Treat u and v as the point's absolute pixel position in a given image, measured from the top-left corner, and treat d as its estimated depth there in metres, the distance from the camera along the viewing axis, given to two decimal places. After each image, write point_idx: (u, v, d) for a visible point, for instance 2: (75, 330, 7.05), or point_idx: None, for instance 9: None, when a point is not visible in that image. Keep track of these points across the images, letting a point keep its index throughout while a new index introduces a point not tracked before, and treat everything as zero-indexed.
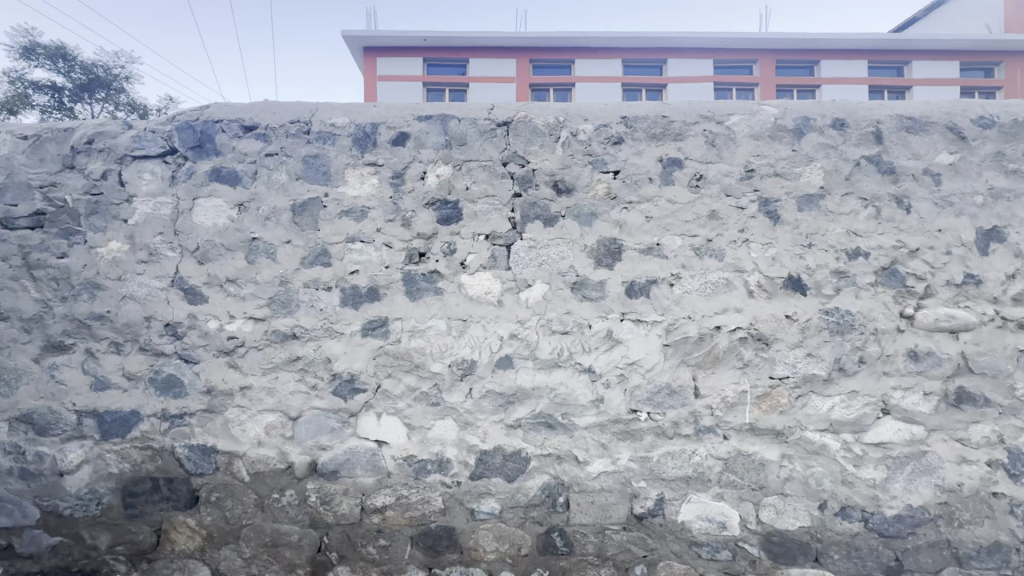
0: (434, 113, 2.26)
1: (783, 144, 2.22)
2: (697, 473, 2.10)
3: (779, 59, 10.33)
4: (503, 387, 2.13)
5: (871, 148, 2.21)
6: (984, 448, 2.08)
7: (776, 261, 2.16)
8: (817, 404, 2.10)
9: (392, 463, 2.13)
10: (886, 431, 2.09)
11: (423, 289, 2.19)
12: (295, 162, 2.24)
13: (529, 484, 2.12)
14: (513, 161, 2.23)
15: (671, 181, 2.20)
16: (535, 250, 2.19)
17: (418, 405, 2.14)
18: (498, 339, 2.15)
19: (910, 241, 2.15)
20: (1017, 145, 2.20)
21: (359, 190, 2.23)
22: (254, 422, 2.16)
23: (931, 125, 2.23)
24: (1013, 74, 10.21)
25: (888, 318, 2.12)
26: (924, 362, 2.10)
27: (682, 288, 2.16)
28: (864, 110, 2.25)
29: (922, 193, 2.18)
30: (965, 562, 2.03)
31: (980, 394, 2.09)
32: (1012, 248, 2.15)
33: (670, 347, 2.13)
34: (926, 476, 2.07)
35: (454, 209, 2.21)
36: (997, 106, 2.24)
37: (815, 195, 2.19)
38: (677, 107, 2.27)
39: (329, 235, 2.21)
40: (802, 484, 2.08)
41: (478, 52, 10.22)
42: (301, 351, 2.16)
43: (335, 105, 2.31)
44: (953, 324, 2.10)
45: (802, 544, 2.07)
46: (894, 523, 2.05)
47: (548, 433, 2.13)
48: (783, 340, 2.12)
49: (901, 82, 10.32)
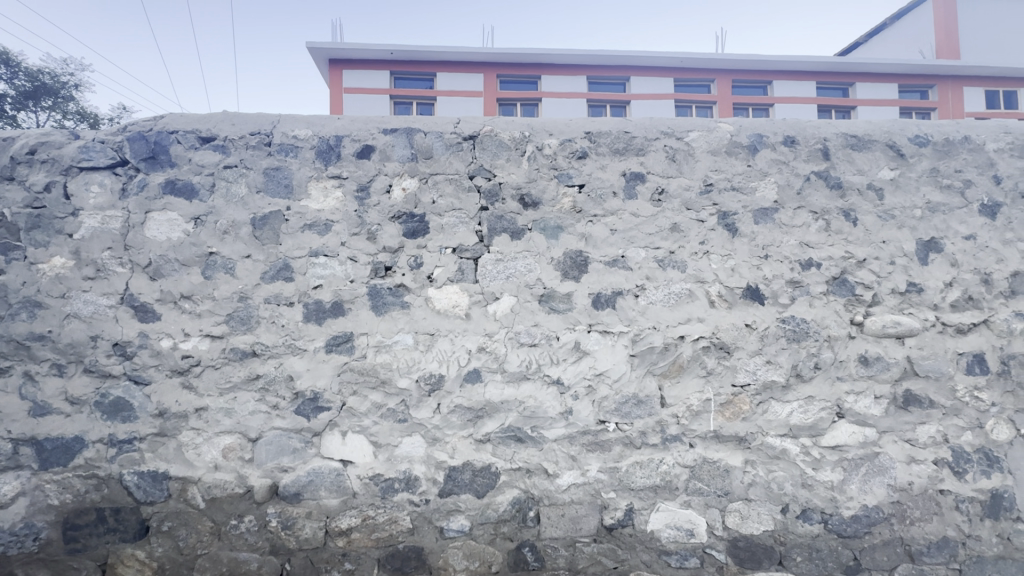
0: (399, 126, 2.25)
1: (739, 160, 2.32)
2: (665, 482, 2.13)
3: (735, 79, 10.78)
4: (472, 402, 2.11)
5: (820, 164, 2.33)
6: (930, 447, 2.19)
7: (735, 272, 2.24)
8: (777, 409, 2.17)
9: (357, 483, 2.07)
10: (842, 435, 2.17)
11: (389, 304, 2.15)
12: (255, 174, 2.19)
13: (499, 499, 2.10)
14: (479, 175, 2.24)
15: (634, 195, 2.26)
16: (502, 263, 2.20)
17: (384, 422, 2.09)
18: (466, 353, 2.13)
19: (857, 252, 2.27)
20: (949, 162, 2.37)
21: (322, 203, 2.19)
22: (210, 445, 2.06)
23: (872, 143, 2.37)
24: (945, 97, 11.00)
25: (839, 325, 2.22)
26: (874, 367, 2.20)
27: (647, 299, 2.20)
28: (813, 128, 2.37)
29: (867, 206, 2.31)
30: (918, 558, 2.12)
31: (925, 396, 2.21)
32: (949, 258, 2.30)
33: (636, 357, 2.16)
34: (880, 476, 2.16)
35: (420, 222, 2.19)
36: (930, 126, 2.41)
37: (770, 209, 2.28)
38: (639, 124, 2.34)
39: (291, 249, 2.15)
40: (764, 489, 2.13)
41: (445, 66, 10.24)
42: (261, 369, 2.09)
43: (298, 116, 2.27)
44: (898, 330, 2.22)
45: (767, 548, 2.12)
46: (851, 523, 2.13)
47: (517, 447, 2.12)
48: (743, 348, 2.18)
49: (847, 101, 10.94)
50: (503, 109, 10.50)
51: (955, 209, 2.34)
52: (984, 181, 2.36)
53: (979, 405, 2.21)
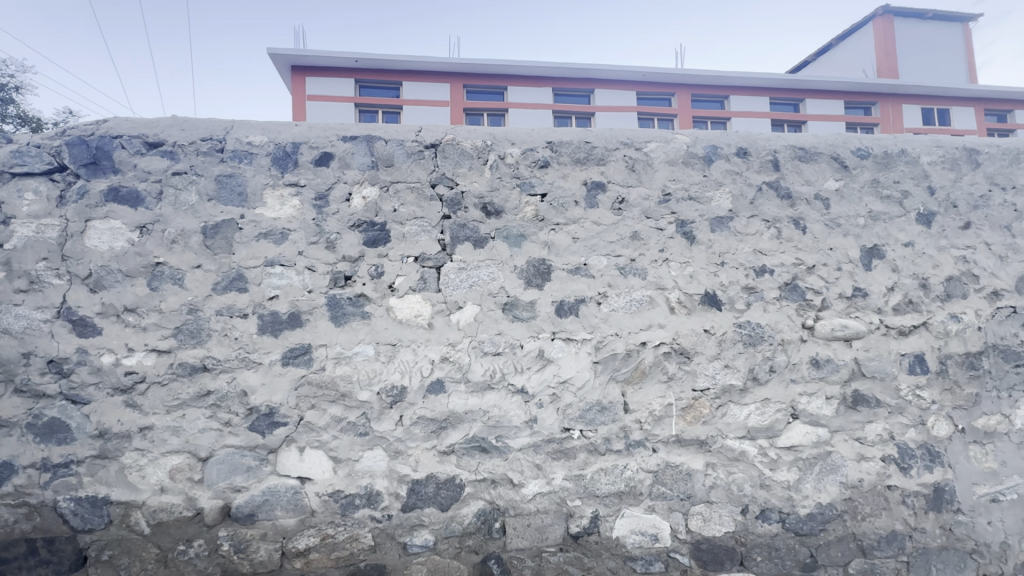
0: (359, 134, 2.22)
1: (695, 170, 2.39)
2: (629, 487, 2.14)
3: (694, 93, 11.15)
4: (435, 413, 2.08)
5: (770, 175, 2.43)
6: (878, 445, 2.28)
7: (694, 278, 2.29)
8: (735, 412, 2.23)
9: (316, 501, 2.00)
10: (796, 435, 2.25)
11: (349, 314, 2.10)
12: (207, 181, 2.11)
13: (464, 511, 2.06)
14: (441, 183, 2.23)
15: (595, 204, 2.30)
16: (465, 271, 2.19)
17: (344, 436, 2.03)
18: (429, 363, 2.10)
19: (807, 259, 2.37)
20: (889, 174, 2.52)
21: (279, 211, 2.13)
22: (156, 466, 1.94)
23: (819, 155, 2.49)
24: (886, 113, 11.71)
25: (792, 329, 2.30)
26: (825, 369, 2.29)
27: (609, 306, 2.23)
28: (763, 140, 2.48)
29: (815, 215, 2.42)
30: (869, 552, 2.21)
31: (872, 396, 2.31)
32: (890, 264, 2.43)
33: (599, 364, 2.18)
34: (833, 474, 2.24)
35: (380, 231, 2.16)
36: (870, 140, 2.55)
37: (725, 217, 2.36)
38: (599, 134, 2.38)
39: (245, 258, 2.08)
40: (725, 490, 2.18)
41: (411, 75, 10.21)
42: (212, 384, 1.99)
43: (253, 122, 2.21)
44: (846, 333, 2.33)
45: (728, 549, 2.16)
46: (807, 522, 2.19)
47: (482, 457, 2.10)
48: (703, 353, 2.24)
49: (799, 116, 11.48)
50: (469, 118, 10.53)
51: (895, 218, 2.47)
52: (920, 191, 2.52)
53: (921, 403, 2.33)
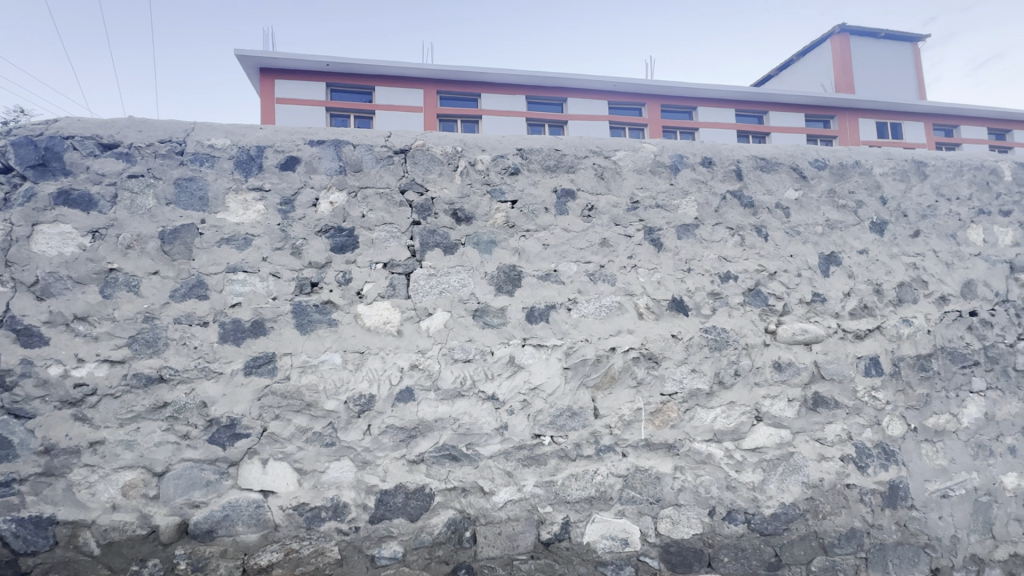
0: (327, 139, 2.19)
1: (662, 179, 2.45)
2: (600, 492, 2.15)
3: (664, 104, 11.40)
4: (404, 422, 2.05)
5: (734, 184, 2.51)
6: (837, 445, 2.37)
7: (661, 285, 2.34)
8: (702, 416, 2.27)
9: (279, 515, 1.94)
10: (760, 437, 2.31)
11: (315, 322, 2.06)
12: (165, 185, 2.03)
13: (433, 521, 2.03)
14: (411, 189, 2.21)
15: (565, 211, 2.32)
16: (435, 278, 2.17)
17: (310, 447, 1.97)
18: (398, 370, 2.07)
19: (769, 265, 2.45)
20: (844, 184, 2.63)
21: (242, 216, 2.07)
22: (107, 483, 1.85)
23: (779, 165, 2.58)
24: (844, 126, 12.25)
25: (755, 333, 2.37)
26: (787, 372, 2.37)
27: (579, 312, 2.25)
28: (727, 151, 2.55)
29: (776, 223, 2.51)
30: (830, 550, 2.28)
31: (831, 397, 2.39)
32: (847, 270, 2.53)
33: (570, 369, 2.20)
34: (795, 475, 2.30)
35: (348, 236, 2.13)
36: (827, 151, 2.66)
37: (691, 225, 2.42)
38: (569, 142, 2.41)
39: (205, 265, 2.01)
40: (692, 493, 2.21)
41: (384, 80, 10.11)
42: (169, 396, 1.91)
43: (216, 125, 2.15)
44: (806, 337, 2.41)
45: (696, 550, 2.19)
46: (771, 521, 2.25)
47: (452, 466, 2.07)
48: (671, 358, 2.28)
49: (763, 128, 11.89)
50: (443, 125, 10.54)
51: (850, 226, 2.58)
52: (873, 201, 2.64)
53: (877, 403, 2.42)
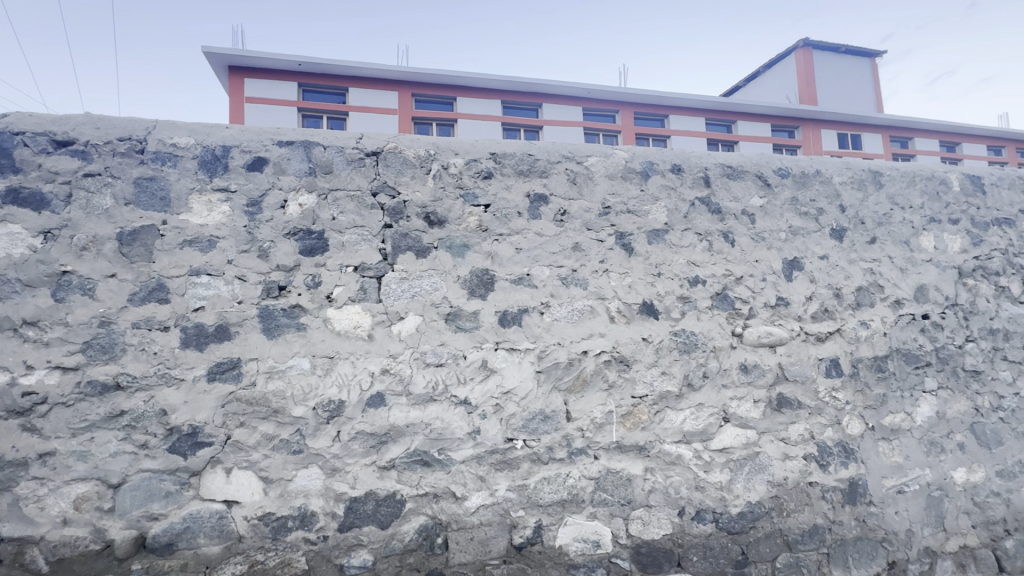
0: (296, 140, 2.15)
1: (633, 184, 2.49)
2: (572, 495, 2.17)
3: (637, 111, 11.62)
4: (375, 427, 2.02)
5: (702, 191, 2.57)
6: (800, 444, 2.44)
7: (632, 288, 2.38)
8: (672, 417, 2.31)
9: (244, 526, 1.88)
10: (727, 437, 2.36)
11: (283, 326, 2.01)
12: (124, 184, 1.96)
13: (404, 528, 2.00)
14: (383, 192, 2.19)
15: (537, 215, 2.33)
16: (407, 282, 2.15)
17: (276, 454, 1.92)
18: (369, 375, 2.04)
19: (735, 270, 2.52)
20: (806, 193, 2.73)
21: (206, 217, 2.01)
22: (57, 496, 1.75)
23: (745, 173, 2.66)
24: (808, 136, 12.72)
25: (723, 336, 2.43)
26: (753, 373, 2.43)
27: (552, 316, 2.27)
28: (695, 158, 2.62)
29: (742, 229, 2.58)
30: (794, 546, 2.35)
31: (795, 398, 2.47)
32: (808, 275, 2.62)
33: (542, 373, 2.21)
34: (760, 474, 2.36)
35: (318, 239, 2.09)
36: (790, 160, 2.76)
37: (661, 230, 2.47)
38: (542, 147, 2.43)
39: (166, 267, 1.94)
40: (663, 494, 2.25)
41: (358, 82, 9.99)
42: (126, 404, 1.83)
43: (178, 123, 2.08)
44: (771, 339, 2.48)
45: (666, 550, 2.22)
46: (738, 520, 2.30)
47: (424, 471, 2.05)
48: (641, 361, 2.31)
49: (732, 137, 12.24)
50: (418, 128, 10.48)
51: (811, 232, 2.68)
52: (833, 209, 2.75)
53: (837, 403, 2.52)
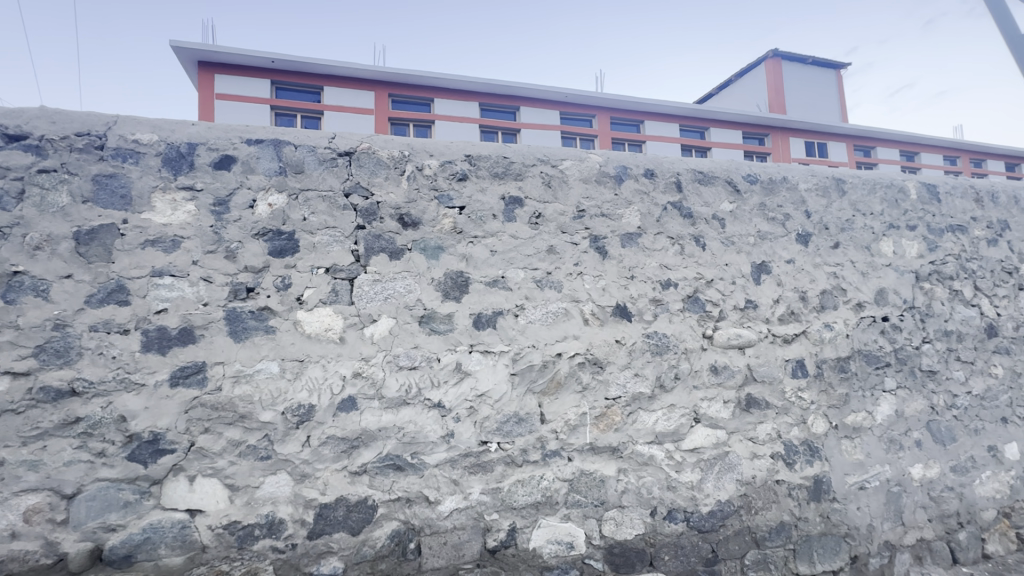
0: (265, 138, 2.10)
1: (607, 188, 2.52)
2: (546, 497, 2.17)
3: (613, 116, 11.77)
4: (346, 432, 1.98)
5: (674, 196, 2.62)
6: (767, 443, 2.50)
7: (606, 291, 2.40)
8: (645, 418, 2.34)
9: (207, 535, 1.82)
10: (698, 438, 2.40)
11: (251, 329, 1.96)
12: (82, 181, 1.88)
13: (376, 534, 1.97)
14: (356, 193, 2.16)
15: (512, 218, 2.34)
16: (380, 284, 2.12)
17: (243, 461, 1.87)
18: (340, 379, 2.01)
19: (706, 273, 2.58)
20: (773, 199, 2.81)
21: (170, 217, 1.94)
22: (5, 509, 1.66)
23: (715, 178, 2.72)
24: (777, 144, 13.10)
25: (694, 338, 2.48)
26: (722, 374, 2.49)
27: (526, 318, 2.27)
28: (668, 163, 2.67)
29: (713, 234, 2.64)
30: (762, 543, 2.41)
31: (763, 398, 2.53)
32: (775, 278, 2.70)
33: (516, 375, 2.21)
34: (730, 473, 2.42)
35: (288, 240, 2.04)
36: (758, 167, 2.84)
37: (634, 234, 2.50)
38: (517, 150, 2.44)
39: (127, 268, 1.87)
40: (635, 494, 2.27)
41: (333, 81, 9.84)
42: (82, 411, 1.75)
43: (142, 119, 2.01)
44: (740, 341, 2.54)
45: (639, 550, 2.25)
46: (708, 518, 2.35)
47: (396, 476, 2.03)
48: (615, 363, 2.34)
49: (705, 143, 12.51)
50: (394, 129, 10.40)
51: (779, 237, 2.76)
52: (799, 215, 2.84)
53: (803, 403, 2.59)
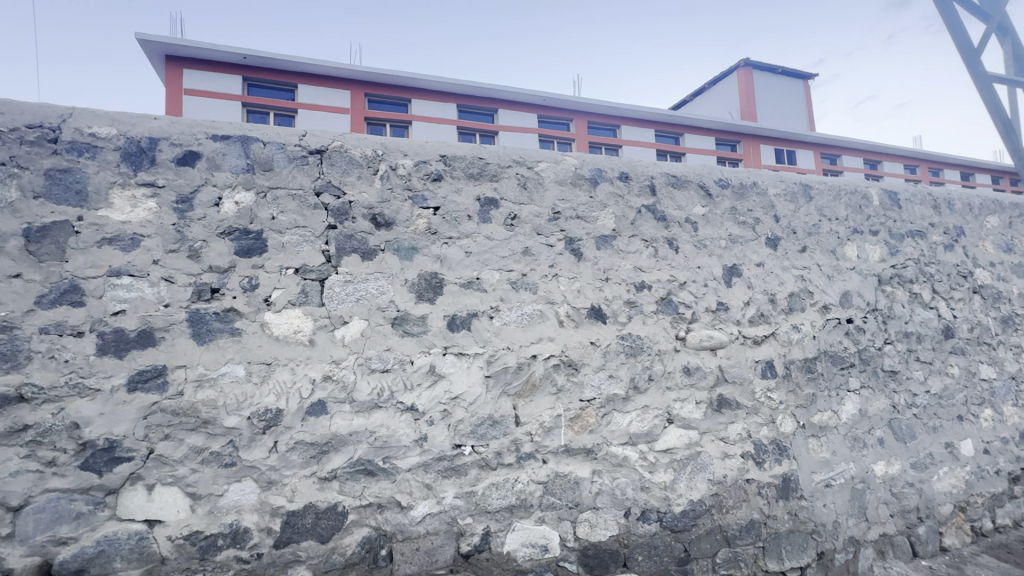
0: (232, 134, 2.04)
1: (582, 191, 2.53)
2: (520, 500, 2.16)
3: (591, 120, 11.89)
4: (316, 436, 1.93)
5: (648, 199, 2.65)
6: (738, 443, 2.55)
7: (581, 293, 2.41)
8: (619, 420, 2.35)
9: (167, 547, 1.74)
10: (671, 438, 2.43)
11: (215, 331, 1.89)
12: (33, 176, 1.78)
13: (346, 541, 1.92)
14: (327, 191, 2.12)
15: (487, 219, 2.32)
16: (351, 285, 2.08)
17: (206, 468, 1.80)
18: (310, 383, 1.95)
19: (679, 275, 2.61)
20: (744, 203, 2.87)
21: (129, 214, 1.86)
22: None
23: (688, 183, 2.76)
24: (749, 150, 13.45)
25: (667, 340, 2.51)
26: (695, 376, 2.52)
27: (501, 320, 2.26)
28: (642, 167, 2.70)
29: (685, 237, 2.68)
30: (732, 541, 2.45)
31: (734, 399, 2.58)
32: (746, 281, 2.76)
33: (491, 378, 2.19)
34: (702, 473, 2.45)
35: (255, 239, 1.98)
36: (729, 172, 2.90)
37: (609, 236, 2.52)
38: (493, 151, 2.43)
39: (82, 267, 1.78)
40: (609, 495, 2.28)
41: (308, 78, 9.66)
42: (30, 418, 1.65)
43: (100, 111, 1.92)
44: (712, 343, 2.58)
45: (613, 552, 2.25)
46: (681, 518, 2.37)
47: (367, 481, 1.98)
48: (589, 364, 2.35)
49: (680, 148, 12.75)
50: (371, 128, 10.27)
51: (749, 241, 2.82)
52: (768, 219, 2.90)
53: (772, 403, 2.65)
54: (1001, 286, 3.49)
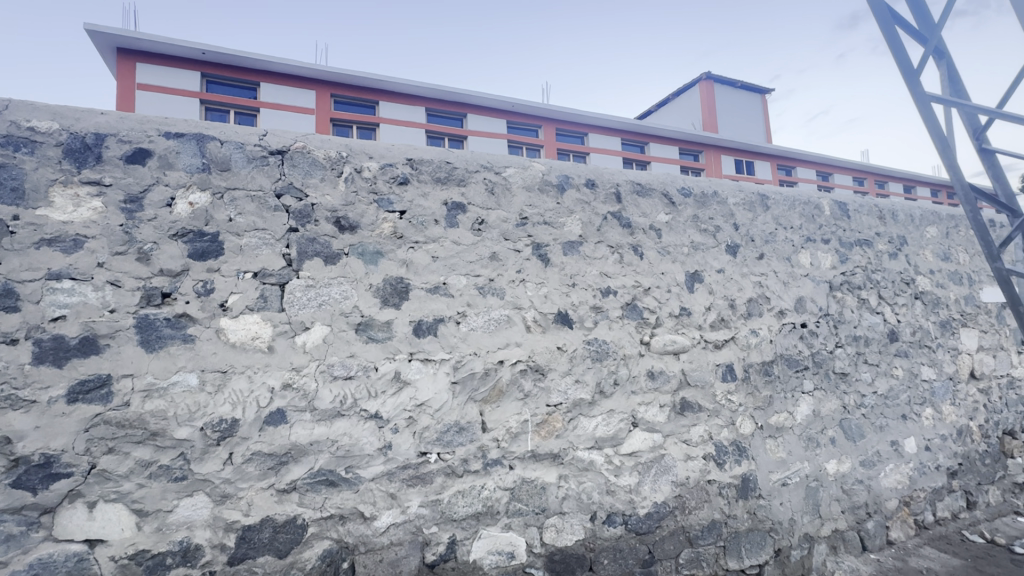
0: (187, 132, 1.96)
1: (550, 197, 2.55)
2: (486, 507, 2.14)
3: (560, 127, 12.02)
4: (274, 447, 1.86)
5: (614, 206, 2.70)
6: (700, 445, 2.61)
7: (548, 298, 2.42)
8: (585, 424, 2.37)
9: (109, 568, 1.63)
10: (636, 441, 2.46)
11: (166, 338, 1.80)
12: None
13: (306, 555, 1.85)
14: (288, 193, 2.06)
15: (455, 224, 2.31)
16: (313, 290, 2.02)
17: (154, 483, 1.71)
18: (268, 391, 1.88)
19: (643, 281, 2.66)
20: (705, 211, 2.96)
21: (72, 213, 1.75)
22: None
23: (652, 191, 2.83)
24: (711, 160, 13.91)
25: (632, 344, 2.55)
26: (659, 380, 2.57)
27: (468, 325, 2.24)
28: (608, 174, 2.74)
29: (650, 243, 2.74)
30: (695, 542, 2.50)
31: (696, 402, 2.64)
32: (707, 287, 2.84)
33: (457, 384, 2.17)
34: (665, 475, 2.49)
35: (211, 242, 1.90)
36: (691, 181, 2.98)
37: (576, 242, 2.55)
38: (460, 156, 2.41)
39: (17, 270, 1.66)
40: (576, 500, 2.29)
41: (271, 77, 9.39)
42: None
43: (39, 103, 1.80)
44: (675, 347, 2.64)
45: (579, 556, 2.26)
46: (646, 520, 2.41)
47: (329, 492, 1.92)
48: (556, 369, 2.36)
49: (645, 157, 13.05)
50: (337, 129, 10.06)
51: (710, 248, 2.91)
52: (728, 227, 3.00)
53: (732, 406, 2.73)
54: (940, 292, 3.71)
